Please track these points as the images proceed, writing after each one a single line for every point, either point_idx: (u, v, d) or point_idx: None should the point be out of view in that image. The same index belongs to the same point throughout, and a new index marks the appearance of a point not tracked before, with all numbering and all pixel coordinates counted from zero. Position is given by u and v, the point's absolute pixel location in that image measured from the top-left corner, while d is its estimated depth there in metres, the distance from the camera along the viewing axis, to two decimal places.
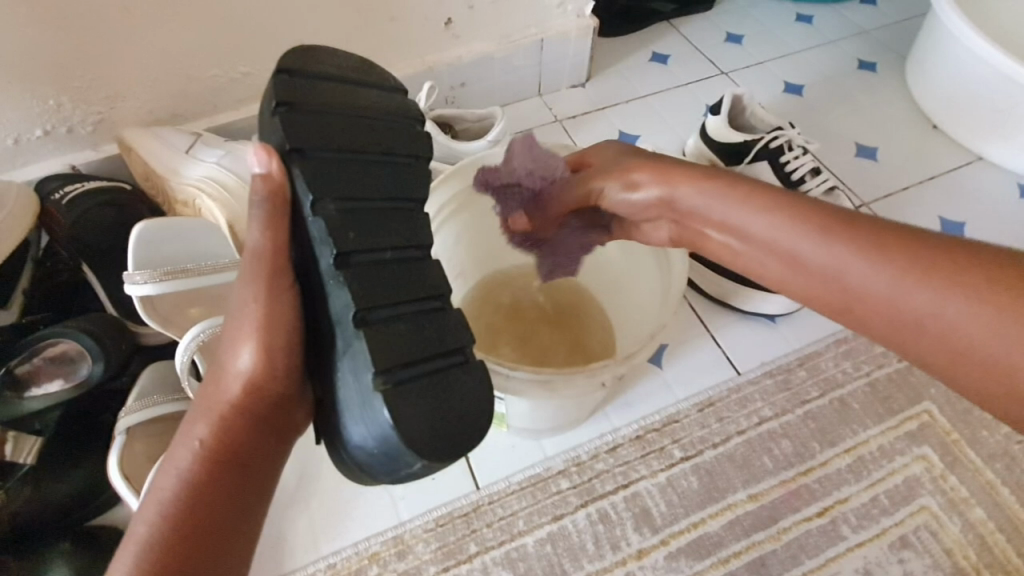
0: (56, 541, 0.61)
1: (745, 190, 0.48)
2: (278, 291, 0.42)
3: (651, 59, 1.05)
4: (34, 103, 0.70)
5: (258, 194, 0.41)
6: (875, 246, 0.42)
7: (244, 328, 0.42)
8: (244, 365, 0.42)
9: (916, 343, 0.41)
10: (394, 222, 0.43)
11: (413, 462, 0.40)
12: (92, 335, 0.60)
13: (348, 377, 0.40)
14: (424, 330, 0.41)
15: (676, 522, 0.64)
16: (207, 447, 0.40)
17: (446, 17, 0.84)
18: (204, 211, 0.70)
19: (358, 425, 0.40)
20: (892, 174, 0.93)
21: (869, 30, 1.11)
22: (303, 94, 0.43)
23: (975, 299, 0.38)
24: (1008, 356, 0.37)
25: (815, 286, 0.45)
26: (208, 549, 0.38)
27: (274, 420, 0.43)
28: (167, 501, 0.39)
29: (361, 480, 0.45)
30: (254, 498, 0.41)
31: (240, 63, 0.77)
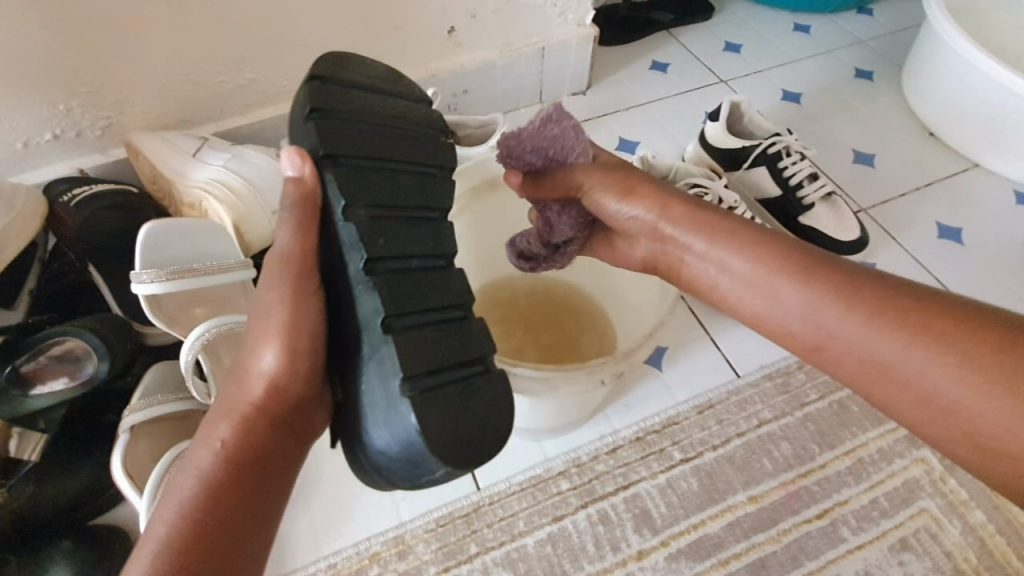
0: (57, 539, 0.61)
1: (727, 227, 0.49)
2: (304, 295, 0.43)
3: (651, 67, 1.07)
4: (44, 107, 0.71)
5: (290, 198, 0.42)
6: (854, 291, 0.43)
7: (267, 331, 0.42)
8: (266, 366, 0.42)
9: (885, 389, 0.42)
10: (419, 232, 0.44)
11: (437, 469, 0.39)
12: (97, 334, 0.61)
13: (374, 381, 0.41)
14: (448, 337, 0.42)
15: (676, 524, 0.64)
16: (228, 449, 0.40)
17: (449, 25, 0.85)
18: (209, 212, 0.71)
19: (383, 431, 0.40)
20: (889, 181, 0.94)
21: (866, 40, 1.12)
22: (336, 103, 0.45)
23: (944, 350, 0.39)
24: (970, 408, 0.39)
25: (794, 328, 0.45)
26: (224, 553, 0.38)
27: (294, 424, 0.44)
28: (186, 501, 0.39)
29: (378, 488, 0.45)
30: (271, 501, 0.42)
31: (247, 70, 0.79)
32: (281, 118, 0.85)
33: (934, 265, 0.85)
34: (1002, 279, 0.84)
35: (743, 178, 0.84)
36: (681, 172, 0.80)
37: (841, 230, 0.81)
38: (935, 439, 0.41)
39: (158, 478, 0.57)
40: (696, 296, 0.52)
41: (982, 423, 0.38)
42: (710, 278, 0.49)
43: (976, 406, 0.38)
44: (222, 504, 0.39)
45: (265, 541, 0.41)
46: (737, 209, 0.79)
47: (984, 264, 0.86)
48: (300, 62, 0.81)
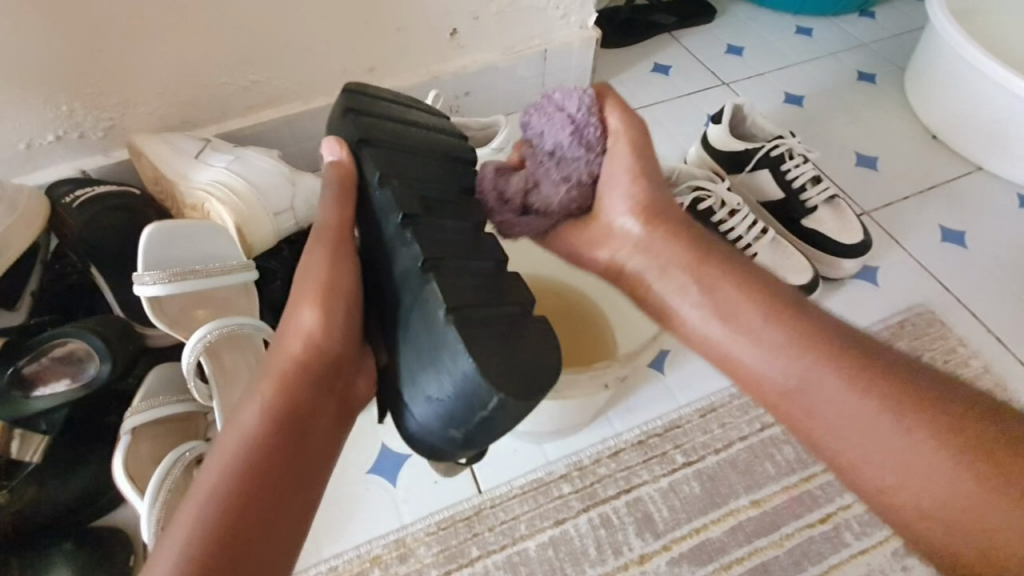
0: (58, 541, 0.61)
1: (726, 273, 0.48)
2: (341, 258, 0.44)
3: (653, 70, 1.07)
4: (47, 109, 0.71)
5: (330, 180, 0.44)
6: (834, 346, 0.42)
7: (308, 291, 0.42)
8: (306, 325, 0.41)
9: (850, 449, 0.41)
10: (448, 199, 0.44)
11: (489, 399, 0.35)
12: (101, 336, 0.61)
13: (419, 323, 0.38)
14: (488, 283, 0.40)
15: (678, 528, 0.64)
16: (271, 409, 0.39)
17: (451, 27, 0.86)
18: (211, 214, 0.71)
19: (428, 372, 0.38)
20: (892, 183, 0.94)
21: (868, 43, 1.12)
22: (369, 104, 0.48)
23: (913, 419, 0.39)
24: (930, 482, 0.38)
25: (770, 371, 0.44)
26: (268, 513, 0.37)
27: (335, 386, 0.42)
28: (230, 461, 0.37)
29: (427, 451, 0.40)
30: (314, 464, 0.40)
31: (249, 71, 0.79)
32: (284, 119, 0.85)
33: (938, 269, 0.85)
34: (1006, 283, 0.84)
35: (746, 180, 0.84)
36: (683, 175, 0.80)
37: (845, 233, 0.81)
38: (889, 508, 0.40)
39: (160, 481, 0.57)
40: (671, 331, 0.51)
41: (938, 498, 0.38)
42: (691, 315, 0.48)
43: (934, 480, 0.38)
44: (268, 463, 0.38)
45: (310, 504, 0.39)
46: (741, 211, 0.78)
47: (988, 267, 0.85)
48: (302, 64, 0.81)
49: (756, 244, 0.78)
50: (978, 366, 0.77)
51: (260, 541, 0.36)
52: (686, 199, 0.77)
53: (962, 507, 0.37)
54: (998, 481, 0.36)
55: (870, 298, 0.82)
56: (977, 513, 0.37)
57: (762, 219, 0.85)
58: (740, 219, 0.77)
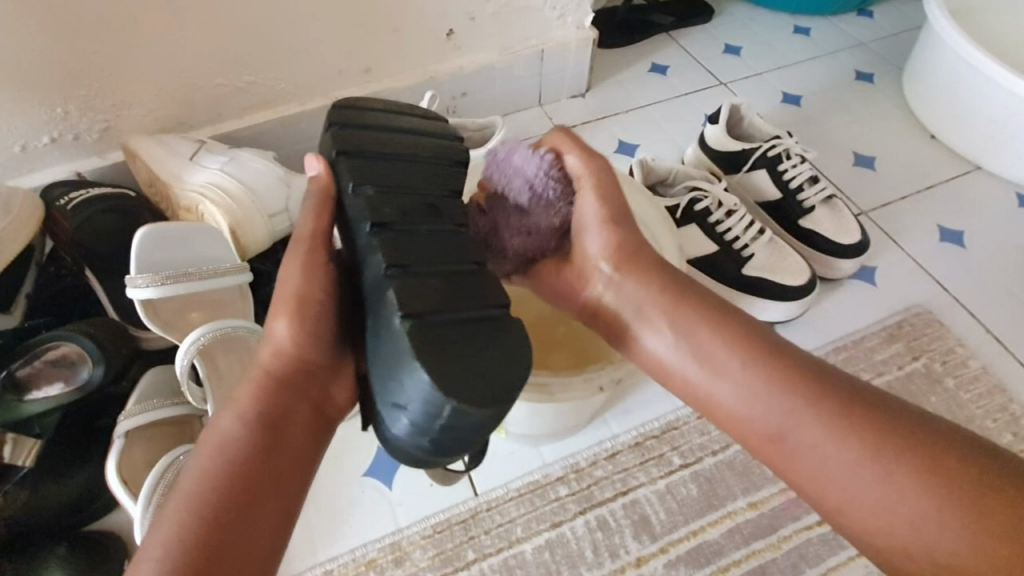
0: (52, 545, 0.60)
1: (701, 310, 0.46)
2: (315, 265, 0.42)
3: (650, 70, 1.06)
4: (42, 111, 0.71)
5: (307, 193, 0.44)
6: (810, 391, 0.41)
7: (280, 301, 0.41)
8: (278, 333, 0.41)
9: (828, 493, 0.41)
10: (426, 202, 0.42)
11: (443, 408, 0.34)
12: (94, 339, 0.60)
13: (380, 335, 0.37)
14: (459, 285, 0.39)
15: (675, 530, 0.63)
16: (246, 415, 0.39)
17: (447, 28, 0.85)
18: (206, 216, 0.71)
19: (389, 382, 0.36)
20: (890, 183, 0.93)
21: (867, 42, 1.12)
22: (353, 113, 0.46)
23: (890, 465, 0.39)
24: (907, 526, 0.38)
25: (748, 416, 0.43)
26: (238, 527, 0.36)
27: (310, 391, 0.42)
28: (207, 467, 0.37)
29: (410, 463, 0.39)
30: (292, 471, 0.40)
31: (245, 73, 0.79)
32: (279, 120, 0.85)
33: (936, 269, 0.84)
34: (1005, 283, 0.83)
35: (743, 181, 0.83)
36: (680, 176, 0.80)
37: (842, 234, 0.80)
38: (869, 547, 0.40)
39: (153, 485, 0.57)
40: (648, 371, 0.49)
41: (915, 542, 0.38)
42: (668, 359, 0.46)
43: (912, 524, 0.38)
44: (244, 469, 0.38)
45: (289, 508, 0.39)
46: (738, 211, 0.77)
47: (986, 268, 0.85)
48: (298, 65, 0.81)
49: (753, 244, 0.77)
50: (976, 367, 0.76)
51: (237, 546, 0.36)
52: (682, 200, 0.77)
53: (938, 549, 0.37)
54: (972, 522, 0.37)
55: (867, 298, 0.81)
56: (951, 553, 0.37)
57: (760, 219, 0.85)
58: (737, 219, 0.77)
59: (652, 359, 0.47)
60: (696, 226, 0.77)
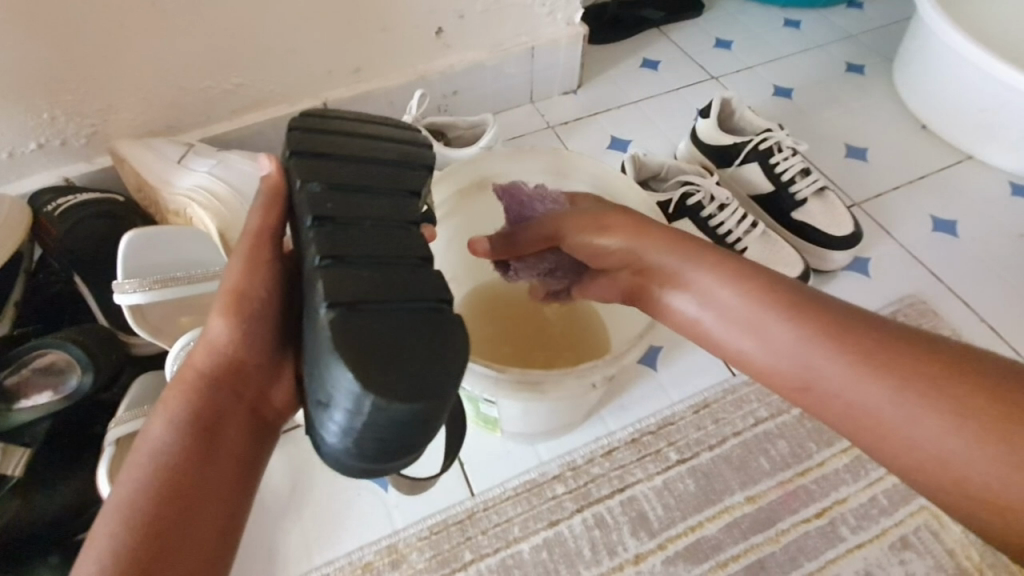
0: (44, 556, 0.60)
1: (716, 259, 0.45)
2: (258, 263, 0.41)
3: (642, 65, 1.06)
4: (28, 116, 0.70)
5: (258, 188, 0.43)
6: (840, 331, 0.40)
7: (217, 300, 0.40)
8: (213, 332, 0.39)
9: (876, 438, 0.38)
10: (371, 196, 0.40)
11: (359, 401, 0.33)
12: (81, 345, 0.60)
13: (312, 329, 0.36)
14: (388, 280, 0.37)
15: (674, 526, 0.63)
16: (178, 420, 0.37)
17: (436, 26, 0.85)
18: (194, 219, 0.71)
19: (314, 379, 0.36)
20: (883, 174, 0.93)
21: (857, 34, 1.12)
22: (315, 116, 0.45)
23: (935, 399, 0.36)
24: (962, 461, 0.35)
25: (780, 364, 0.41)
26: (171, 537, 0.34)
27: (246, 392, 0.40)
28: (137, 478, 0.35)
29: (341, 469, 0.38)
30: (228, 477, 0.37)
31: (232, 75, 0.78)
32: (268, 122, 0.84)
33: (929, 259, 0.84)
34: (998, 272, 0.84)
35: (734, 175, 0.84)
36: (672, 170, 0.80)
37: (835, 226, 0.80)
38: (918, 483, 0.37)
39: None
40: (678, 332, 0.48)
41: (978, 481, 0.35)
42: (694, 312, 0.46)
43: (971, 461, 0.35)
44: (177, 472, 0.36)
45: (229, 514, 0.37)
46: (730, 205, 0.77)
47: (980, 257, 0.85)
48: (285, 66, 0.80)
49: (746, 238, 0.77)
50: None
51: (172, 552, 0.34)
52: (674, 194, 0.77)
53: (1004, 485, 0.34)
54: None
55: (862, 290, 0.81)
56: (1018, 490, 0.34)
57: (754, 213, 0.85)
58: (730, 213, 0.77)
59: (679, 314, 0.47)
60: (688, 221, 0.77)
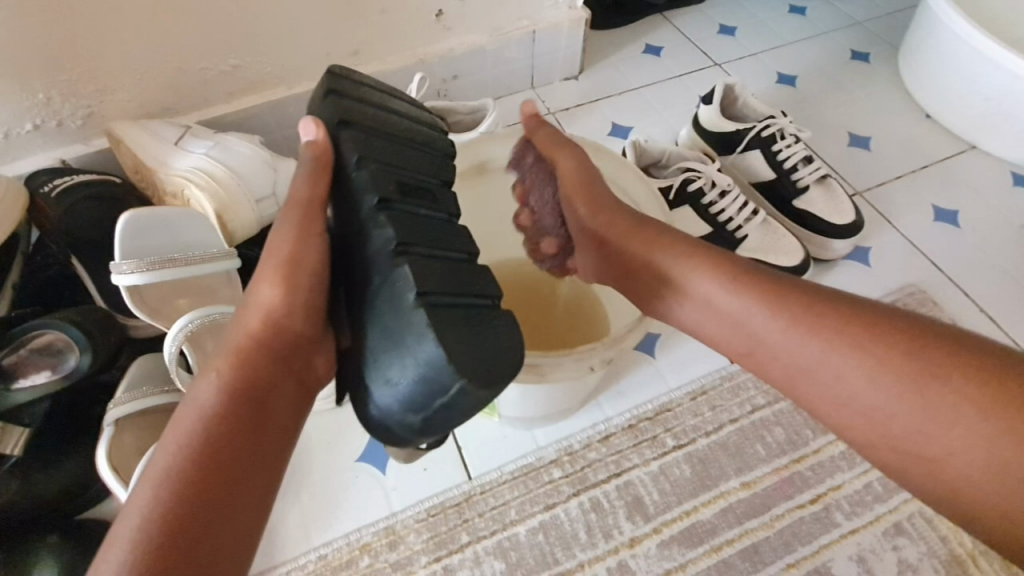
0: (45, 535, 0.60)
1: (713, 260, 0.47)
2: (310, 234, 0.41)
3: (644, 51, 1.05)
4: (23, 97, 0.70)
5: (304, 157, 0.42)
6: (784, 304, 0.43)
7: (268, 271, 0.40)
8: (264, 299, 0.39)
9: (812, 397, 0.42)
10: (424, 186, 0.42)
11: (451, 383, 0.34)
12: (79, 326, 0.59)
13: (388, 308, 0.37)
14: (457, 272, 0.38)
15: (669, 511, 0.64)
16: (228, 386, 0.37)
17: (436, 9, 0.84)
18: (192, 201, 0.70)
19: (389, 356, 0.37)
20: (885, 164, 0.93)
21: (863, 21, 1.11)
22: (354, 92, 0.45)
23: (866, 357, 0.40)
24: (951, 458, 0.37)
25: (728, 335, 0.46)
26: (222, 500, 0.34)
27: (295, 360, 0.40)
28: (184, 444, 0.35)
29: (396, 444, 0.39)
30: (274, 443, 0.38)
31: (229, 56, 0.77)
32: (266, 105, 0.84)
33: (931, 249, 0.84)
34: (999, 263, 0.83)
35: (736, 162, 0.83)
36: (673, 157, 0.79)
37: (836, 214, 0.80)
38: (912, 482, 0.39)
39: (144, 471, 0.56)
40: (648, 312, 0.52)
41: (900, 427, 0.39)
42: (659, 291, 0.49)
43: (940, 440, 0.37)
44: (226, 435, 0.36)
45: (270, 483, 0.37)
46: (732, 192, 0.77)
47: (980, 247, 0.85)
48: (283, 48, 0.79)
49: (747, 226, 0.76)
50: None
51: (220, 516, 0.34)
52: (675, 180, 0.77)
53: (923, 431, 0.38)
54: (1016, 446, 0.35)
55: (862, 279, 0.81)
56: (936, 432, 0.37)
57: (755, 201, 0.84)
58: (731, 200, 0.76)
59: (649, 295, 0.50)
60: (689, 208, 0.77)
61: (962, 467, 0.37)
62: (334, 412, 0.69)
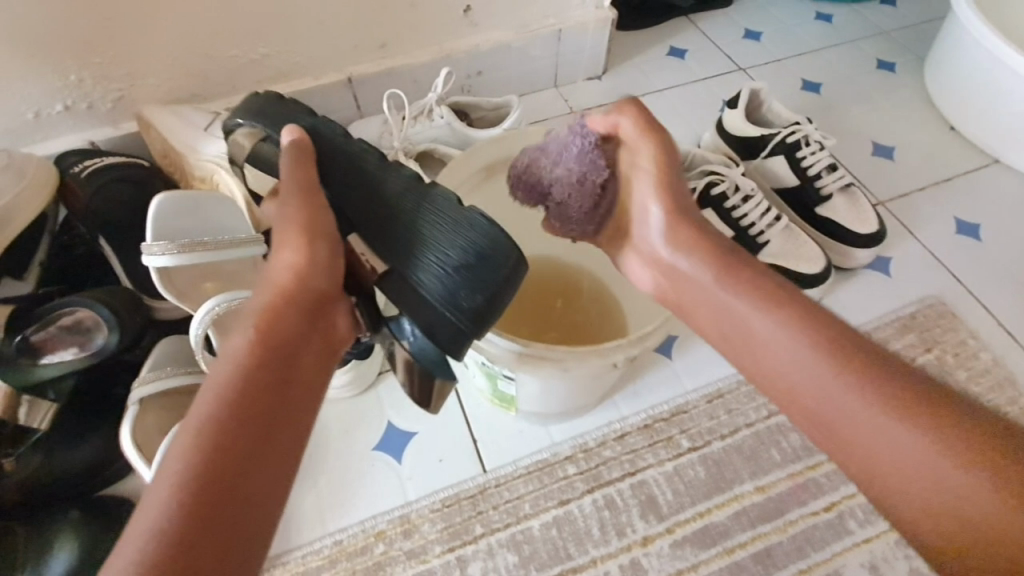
0: (66, 510, 0.62)
1: (747, 274, 0.47)
2: (316, 204, 0.44)
3: (668, 54, 1.05)
4: (56, 78, 0.71)
5: (289, 143, 0.46)
6: (809, 326, 0.43)
7: (290, 235, 0.42)
8: (291, 261, 0.41)
9: (821, 421, 0.40)
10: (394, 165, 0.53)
11: (513, 254, 0.45)
12: (108, 307, 0.60)
13: (438, 220, 0.45)
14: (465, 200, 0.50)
15: (682, 511, 0.64)
16: (259, 340, 0.37)
17: (465, 4, 0.84)
18: (220, 185, 0.71)
19: (450, 250, 0.44)
20: (908, 174, 0.92)
21: (890, 31, 1.10)
22: (301, 104, 0.55)
23: (866, 385, 0.39)
24: (952, 510, 0.35)
25: (748, 345, 0.46)
26: (252, 453, 0.34)
27: (321, 319, 0.41)
28: (219, 394, 0.35)
29: (454, 343, 0.43)
30: (301, 398, 0.38)
31: (259, 45, 0.78)
32: (292, 95, 0.84)
33: (951, 261, 0.84)
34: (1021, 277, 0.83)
35: (760, 167, 0.82)
36: (696, 159, 0.80)
37: (859, 223, 0.79)
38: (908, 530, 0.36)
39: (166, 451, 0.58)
40: (663, 304, 0.54)
41: (904, 468, 0.36)
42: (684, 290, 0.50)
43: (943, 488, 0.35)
44: (257, 388, 0.36)
45: (300, 436, 0.37)
46: (755, 197, 0.77)
47: (1001, 261, 0.84)
48: (312, 38, 0.80)
49: (769, 231, 0.76)
50: (988, 359, 0.76)
51: (248, 469, 0.33)
52: (698, 183, 0.77)
53: (928, 477, 0.36)
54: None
55: (881, 289, 0.81)
56: (942, 468, 0.35)
57: (776, 205, 0.84)
58: (754, 205, 0.76)
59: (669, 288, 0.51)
60: (712, 211, 0.77)
61: (963, 520, 0.34)
62: (351, 400, 0.70)
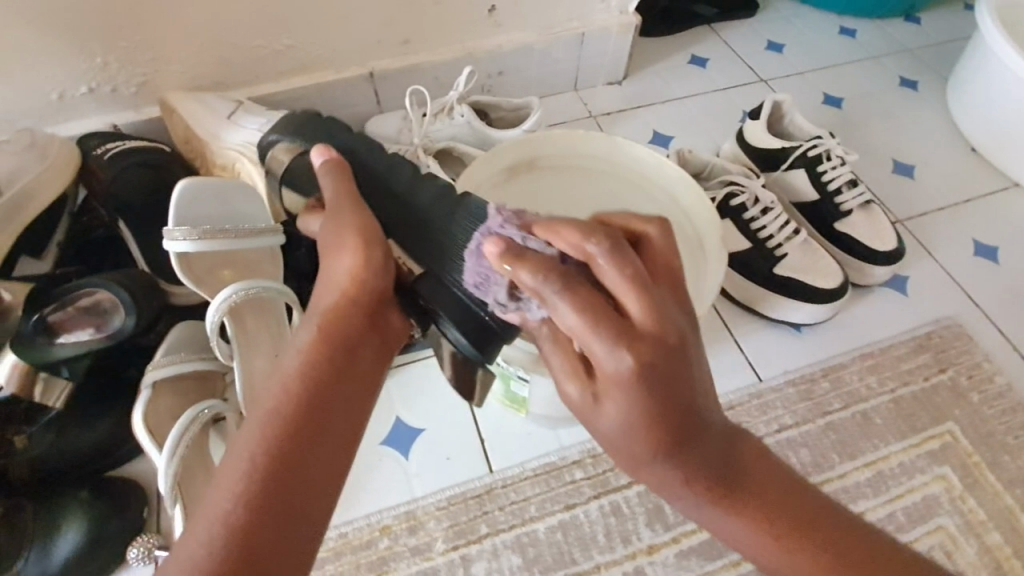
0: (75, 490, 0.62)
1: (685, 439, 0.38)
2: (360, 207, 0.43)
3: (690, 62, 1.05)
4: (82, 60, 0.71)
5: (325, 156, 0.46)
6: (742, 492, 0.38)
7: (345, 238, 0.42)
8: (349, 263, 0.41)
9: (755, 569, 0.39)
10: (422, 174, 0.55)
11: None
12: (127, 289, 0.60)
13: (469, 221, 0.45)
14: None
15: (688, 522, 0.64)
16: (324, 337, 0.39)
17: (490, 4, 0.84)
18: (242, 174, 0.72)
19: (483, 249, 0.44)
20: (927, 193, 0.92)
21: (913, 48, 1.09)
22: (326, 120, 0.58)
23: (796, 531, 0.38)
24: None
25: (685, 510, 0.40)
26: (316, 447, 0.36)
27: (380, 316, 0.42)
28: (288, 388, 0.37)
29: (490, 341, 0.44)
30: (362, 395, 0.39)
31: (284, 36, 0.78)
32: (314, 87, 0.85)
33: (967, 283, 0.83)
34: None
35: (779, 180, 0.82)
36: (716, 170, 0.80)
37: (878, 240, 0.79)
38: None
39: (178, 436, 0.58)
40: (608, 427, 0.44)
41: None
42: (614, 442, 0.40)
43: None
44: (320, 385, 0.38)
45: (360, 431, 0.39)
46: (774, 210, 0.76)
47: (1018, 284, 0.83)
48: (337, 32, 0.80)
49: (787, 244, 0.76)
50: (1002, 383, 0.75)
51: (314, 462, 0.36)
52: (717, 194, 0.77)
53: None
54: None
55: (897, 308, 0.80)
56: None
57: (794, 219, 0.84)
58: (772, 218, 0.76)
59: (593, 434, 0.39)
60: (729, 221, 0.77)
61: None
62: None
